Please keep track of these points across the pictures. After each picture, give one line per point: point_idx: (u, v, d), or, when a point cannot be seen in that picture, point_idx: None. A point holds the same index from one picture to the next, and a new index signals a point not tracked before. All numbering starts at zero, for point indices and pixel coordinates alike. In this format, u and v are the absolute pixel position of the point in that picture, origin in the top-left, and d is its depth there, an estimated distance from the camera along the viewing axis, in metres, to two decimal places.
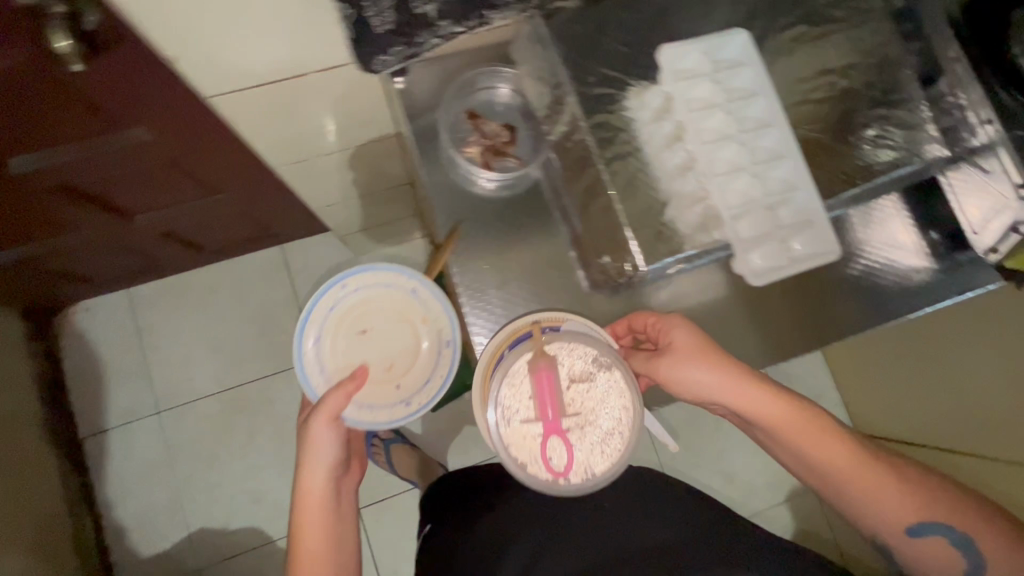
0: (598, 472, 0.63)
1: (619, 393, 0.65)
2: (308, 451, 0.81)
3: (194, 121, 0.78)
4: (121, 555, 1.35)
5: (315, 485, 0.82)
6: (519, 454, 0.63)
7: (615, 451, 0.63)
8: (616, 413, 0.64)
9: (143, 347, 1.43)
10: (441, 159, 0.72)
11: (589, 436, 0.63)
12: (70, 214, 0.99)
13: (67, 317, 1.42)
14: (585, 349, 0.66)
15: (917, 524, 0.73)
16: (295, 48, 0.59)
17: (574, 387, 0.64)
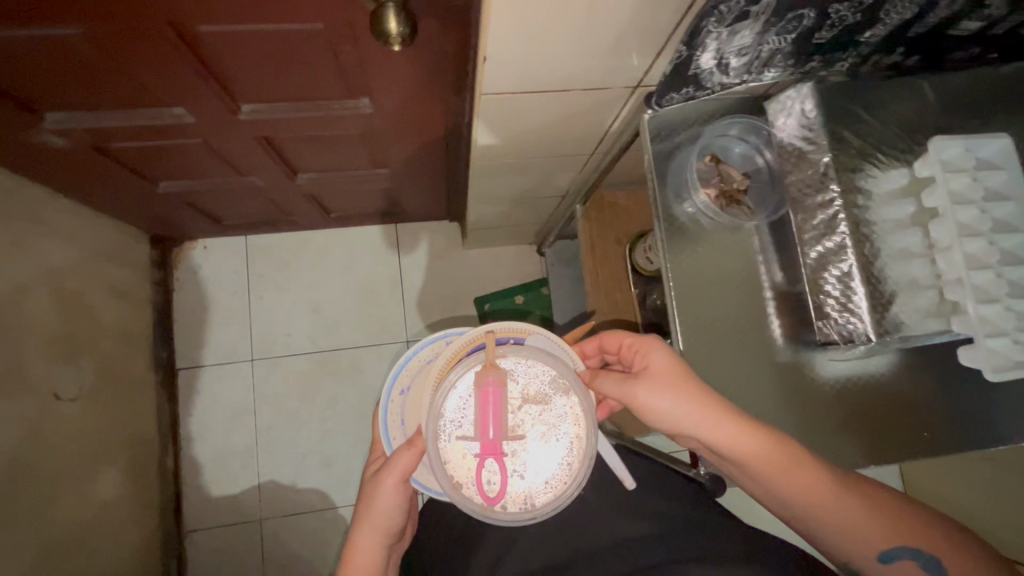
0: (541, 498, 0.61)
1: (571, 420, 0.62)
2: (367, 511, 0.67)
3: (419, 95, 0.84)
4: (192, 490, 1.38)
5: (366, 555, 0.67)
6: (454, 473, 0.60)
7: (560, 479, 0.62)
8: (566, 441, 0.62)
9: (249, 294, 1.47)
10: (671, 186, 0.72)
11: (533, 461, 0.61)
12: (251, 162, 1.04)
13: (185, 252, 1.46)
14: (541, 371, 0.63)
15: (892, 551, 0.62)
16: (586, 66, 0.62)
17: (522, 410, 0.62)
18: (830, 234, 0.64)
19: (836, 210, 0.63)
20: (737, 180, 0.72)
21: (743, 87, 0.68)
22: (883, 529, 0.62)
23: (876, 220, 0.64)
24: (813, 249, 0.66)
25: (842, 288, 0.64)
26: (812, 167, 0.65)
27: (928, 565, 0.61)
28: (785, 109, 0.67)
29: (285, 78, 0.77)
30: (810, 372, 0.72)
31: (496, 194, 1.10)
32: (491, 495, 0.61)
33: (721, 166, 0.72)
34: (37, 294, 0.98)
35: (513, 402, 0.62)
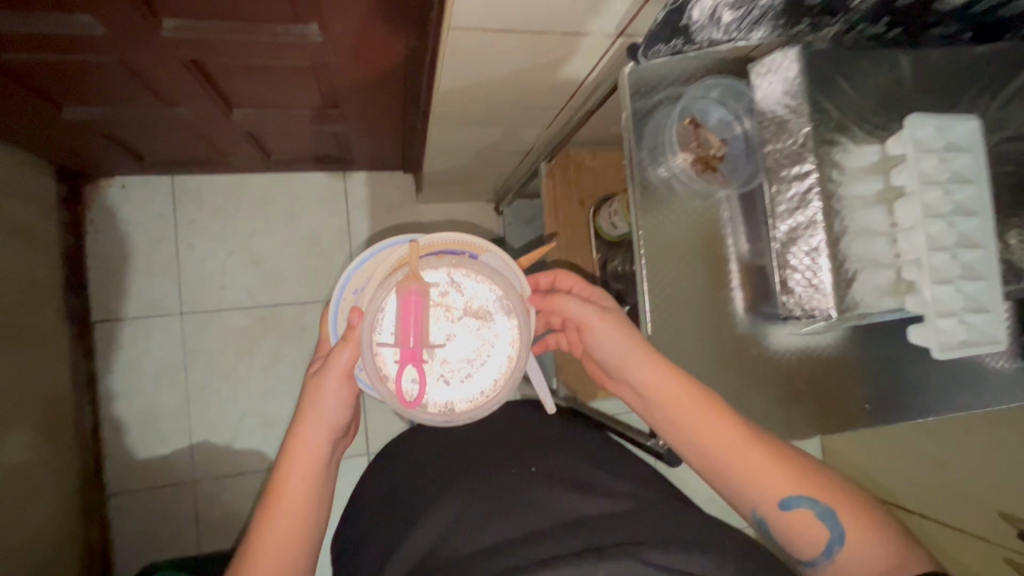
0: (460, 410, 0.59)
1: (509, 341, 0.60)
2: (311, 401, 0.63)
3: (377, 25, 0.74)
4: (115, 450, 1.28)
5: (308, 449, 0.64)
6: (374, 368, 0.57)
7: (482, 395, 0.59)
8: (499, 361, 0.60)
9: (177, 242, 1.33)
10: (650, 144, 0.68)
11: (459, 371, 0.59)
12: (175, 90, 0.90)
13: (99, 189, 1.30)
14: (487, 286, 0.60)
15: (792, 497, 0.63)
16: (569, 6, 0.57)
17: (459, 321, 0.59)
18: (803, 208, 0.64)
19: (811, 183, 0.62)
20: (715, 145, 0.69)
21: (731, 46, 0.64)
22: (790, 478, 0.63)
23: (847, 195, 0.63)
24: (784, 223, 0.65)
25: (808, 263, 0.64)
26: (792, 135, 0.63)
27: (824, 515, 0.62)
28: (766, 72, 0.64)
29: None
30: (763, 343, 0.73)
31: (458, 145, 1.03)
32: (408, 398, 0.57)
33: (700, 129, 0.69)
34: None
35: (451, 311, 0.59)
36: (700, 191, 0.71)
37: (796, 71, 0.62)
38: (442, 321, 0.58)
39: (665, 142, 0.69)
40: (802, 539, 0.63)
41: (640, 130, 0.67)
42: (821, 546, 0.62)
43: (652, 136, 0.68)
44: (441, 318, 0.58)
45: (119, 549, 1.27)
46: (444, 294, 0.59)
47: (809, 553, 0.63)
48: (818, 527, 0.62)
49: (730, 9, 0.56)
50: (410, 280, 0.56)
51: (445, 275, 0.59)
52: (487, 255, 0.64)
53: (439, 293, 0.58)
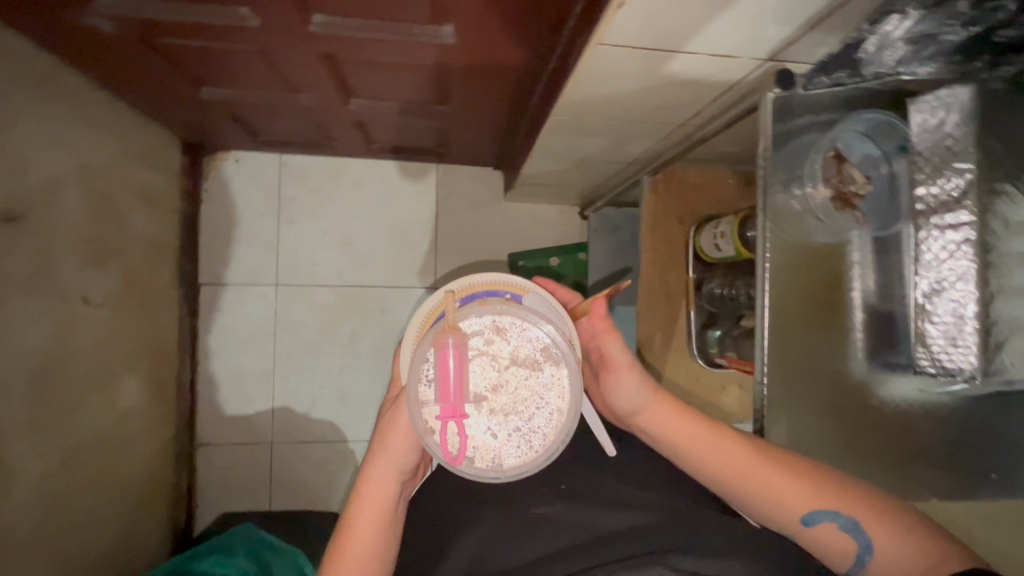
0: (508, 463, 0.58)
1: (558, 392, 0.58)
2: (381, 442, 0.65)
3: (512, 30, 0.75)
4: (206, 404, 1.38)
5: (379, 489, 0.65)
6: (419, 420, 0.57)
7: (532, 449, 0.58)
8: (549, 413, 0.58)
9: (279, 218, 1.41)
10: (787, 170, 0.65)
11: (506, 425, 0.58)
12: (305, 79, 0.95)
13: (216, 162, 1.39)
14: (534, 335, 0.58)
15: (812, 512, 0.60)
16: (729, 32, 0.55)
17: (504, 372, 0.58)
18: (953, 260, 0.59)
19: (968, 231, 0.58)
20: (858, 182, 0.65)
21: (890, 78, 0.60)
22: (806, 494, 0.61)
23: (1007, 249, 0.58)
24: (928, 273, 0.60)
25: (953, 319, 0.59)
26: (955, 175, 0.58)
27: (849, 527, 0.60)
28: (936, 101, 0.59)
29: None
30: (881, 396, 0.68)
31: (564, 150, 1.02)
32: (453, 452, 0.57)
33: (842, 164, 0.65)
34: (70, 189, 0.93)
35: (496, 361, 0.57)
36: (833, 227, 0.67)
37: (968, 106, 0.57)
38: (488, 371, 0.57)
39: (801, 170, 0.65)
40: (830, 552, 0.61)
41: (780, 153, 0.64)
42: (849, 554, 0.60)
43: (789, 160, 0.65)
44: (487, 370, 0.57)
45: (201, 496, 1.38)
46: (488, 343, 0.58)
47: (839, 563, 0.61)
48: (840, 538, 0.60)
49: (905, 23, 0.52)
50: (450, 332, 0.55)
51: (489, 323, 0.58)
52: (530, 297, 0.63)
53: (482, 343, 0.57)
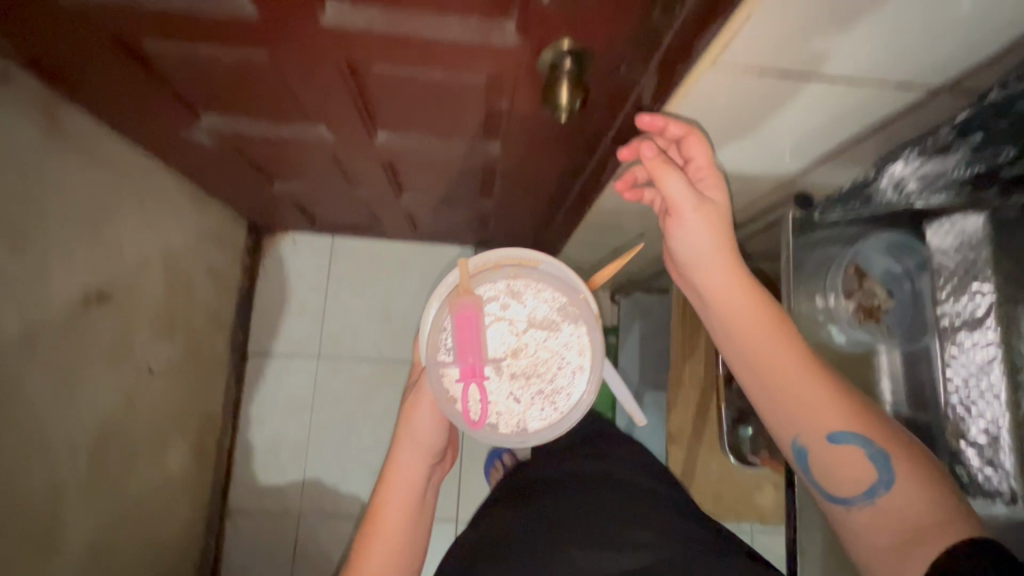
0: (532, 426, 0.59)
1: (579, 348, 0.59)
2: (406, 422, 0.66)
3: (551, 147, 0.84)
4: (242, 473, 1.42)
5: (406, 474, 0.66)
6: (442, 390, 0.59)
7: (554, 411, 0.59)
8: (569, 372, 0.59)
9: (327, 293, 1.51)
10: (810, 284, 0.68)
11: (529, 388, 0.59)
12: (366, 178, 1.07)
13: (276, 241, 1.52)
14: (548, 294, 0.60)
15: (841, 431, 0.55)
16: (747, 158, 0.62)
17: (523, 335, 0.59)
18: (981, 378, 0.61)
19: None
20: (880, 295, 0.68)
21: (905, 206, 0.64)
22: (845, 414, 0.56)
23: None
24: (958, 390, 0.63)
25: (988, 441, 0.60)
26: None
27: (875, 458, 0.55)
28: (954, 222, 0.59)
29: (426, 116, 0.79)
30: None
31: (598, 241, 1.09)
32: (475, 418, 0.59)
33: (864, 279, 0.68)
34: (152, 270, 1.04)
35: (512, 326, 0.59)
36: (857, 339, 0.68)
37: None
38: (504, 337, 0.59)
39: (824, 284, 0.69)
40: (840, 479, 0.56)
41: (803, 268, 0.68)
42: (863, 488, 0.55)
43: (812, 276, 0.68)
44: (505, 335, 0.59)
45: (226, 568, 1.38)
46: (504, 308, 0.59)
47: (845, 491, 0.56)
48: (861, 466, 0.55)
49: (910, 167, 0.56)
50: (464, 296, 0.58)
51: (502, 287, 0.60)
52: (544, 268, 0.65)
53: (498, 307, 0.59)
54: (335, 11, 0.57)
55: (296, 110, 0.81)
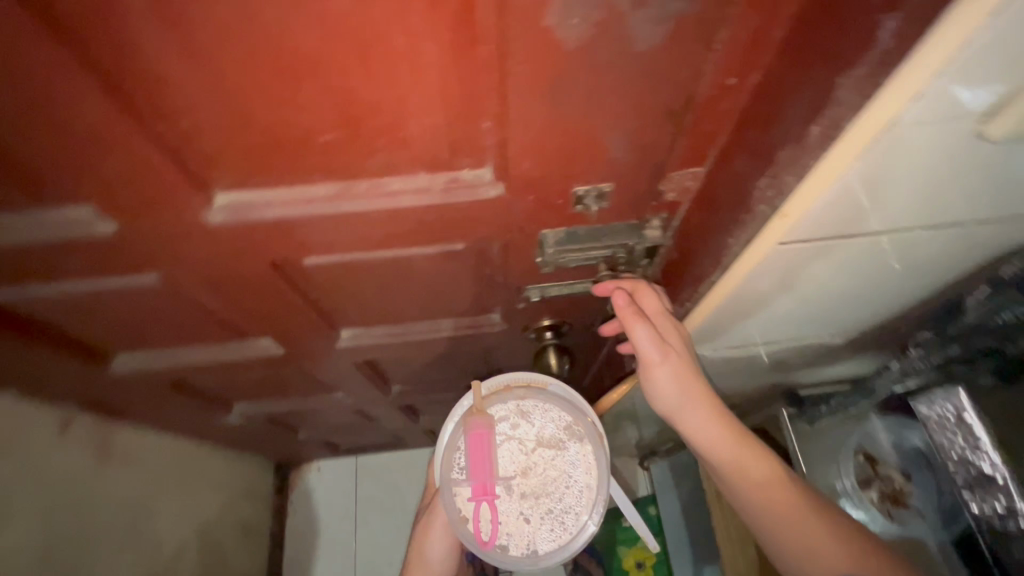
0: (542, 552, 0.50)
1: (587, 468, 0.52)
2: (418, 550, 0.61)
3: None
4: None
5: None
6: (450, 509, 0.51)
7: (568, 534, 0.50)
8: (579, 491, 0.51)
9: (357, 520, 1.48)
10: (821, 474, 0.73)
11: (538, 508, 0.51)
12: (386, 418, 1.13)
13: (304, 473, 1.53)
14: (558, 413, 0.53)
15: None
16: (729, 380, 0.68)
17: (532, 454, 0.52)
18: None
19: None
20: (898, 479, 0.68)
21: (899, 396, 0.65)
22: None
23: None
24: None
25: None
26: (1006, 499, 0.47)
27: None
28: (939, 410, 0.50)
29: (433, 373, 0.87)
30: None
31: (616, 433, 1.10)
32: (484, 539, 0.50)
33: (876, 465, 0.69)
34: (186, 554, 1.04)
35: (522, 444, 0.52)
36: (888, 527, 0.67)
37: (978, 422, 0.48)
38: (516, 455, 0.52)
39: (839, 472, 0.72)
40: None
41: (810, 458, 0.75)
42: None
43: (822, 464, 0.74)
44: (513, 453, 0.52)
45: None
46: (514, 427, 0.53)
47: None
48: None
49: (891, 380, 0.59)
50: (477, 415, 0.51)
51: (513, 406, 0.53)
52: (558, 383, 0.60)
53: (508, 427, 0.53)
54: (347, 336, 0.67)
55: (318, 391, 0.88)
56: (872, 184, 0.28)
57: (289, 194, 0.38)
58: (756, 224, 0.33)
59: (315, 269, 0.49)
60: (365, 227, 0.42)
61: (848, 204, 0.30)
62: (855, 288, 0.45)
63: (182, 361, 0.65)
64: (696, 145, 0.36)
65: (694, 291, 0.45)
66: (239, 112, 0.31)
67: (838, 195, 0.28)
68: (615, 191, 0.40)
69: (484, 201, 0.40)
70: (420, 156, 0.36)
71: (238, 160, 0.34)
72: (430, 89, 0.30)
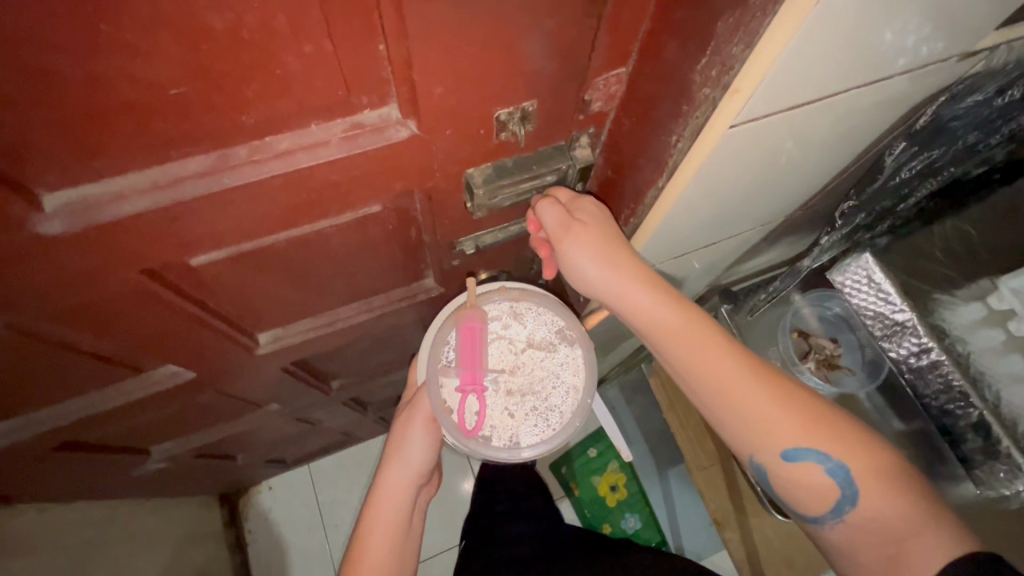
0: (524, 446, 0.50)
1: (575, 370, 0.51)
2: (398, 440, 0.59)
3: None
4: None
5: (392, 495, 0.58)
6: (434, 398, 0.50)
7: (551, 433, 0.50)
8: (566, 392, 0.51)
9: (325, 526, 1.37)
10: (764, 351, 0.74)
11: (523, 405, 0.50)
12: (330, 417, 1.05)
13: (250, 498, 1.39)
14: (550, 317, 0.52)
15: (798, 447, 0.43)
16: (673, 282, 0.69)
17: (522, 354, 0.51)
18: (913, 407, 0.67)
19: (962, 388, 0.50)
20: (829, 346, 0.73)
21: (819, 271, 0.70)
22: (804, 420, 0.44)
23: (998, 370, 0.51)
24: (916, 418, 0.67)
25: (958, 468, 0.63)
26: (915, 339, 0.52)
27: (837, 473, 0.43)
28: (853, 274, 0.54)
29: (374, 355, 0.79)
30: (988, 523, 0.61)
31: None
32: (467, 428, 0.49)
33: (810, 337, 0.74)
34: None
35: (513, 344, 0.51)
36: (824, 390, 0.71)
37: (886, 280, 0.53)
38: (506, 353, 0.51)
39: (783, 347, 0.73)
40: (803, 498, 0.44)
41: (751, 343, 0.74)
42: (827, 505, 0.44)
43: (766, 345, 0.75)
44: (504, 351, 0.51)
45: None
46: (507, 327, 0.51)
47: (810, 507, 0.44)
48: (823, 483, 0.43)
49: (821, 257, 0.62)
50: (471, 308, 0.50)
51: (506, 307, 0.52)
52: (536, 303, 0.53)
53: (500, 326, 0.51)
54: (265, 339, 0.58)
55: (245, 408, 0.78)
56: (820, 40, 0.28)
57: (145, 179, 0.30)
58: (702, 110, 0.33)
59: (207, 268, 0.41)
60: (257, 206, 0.34)
61: (800, 62, 0.29)
62: (783, 178, 0.47)
63: (65, 419, 0.54)
64: (619, 40, 0.32)
65: (635, 209, 0.44)
66: (39, 67, 0.22)
67: (789, 59, 0.28)
68: (539, 110, 0.36)
69: (396, 146, 0.34)
70: (308, 99, 0.29)
71: (66, 141, 0.26)
72: (300, 1, 0.24)
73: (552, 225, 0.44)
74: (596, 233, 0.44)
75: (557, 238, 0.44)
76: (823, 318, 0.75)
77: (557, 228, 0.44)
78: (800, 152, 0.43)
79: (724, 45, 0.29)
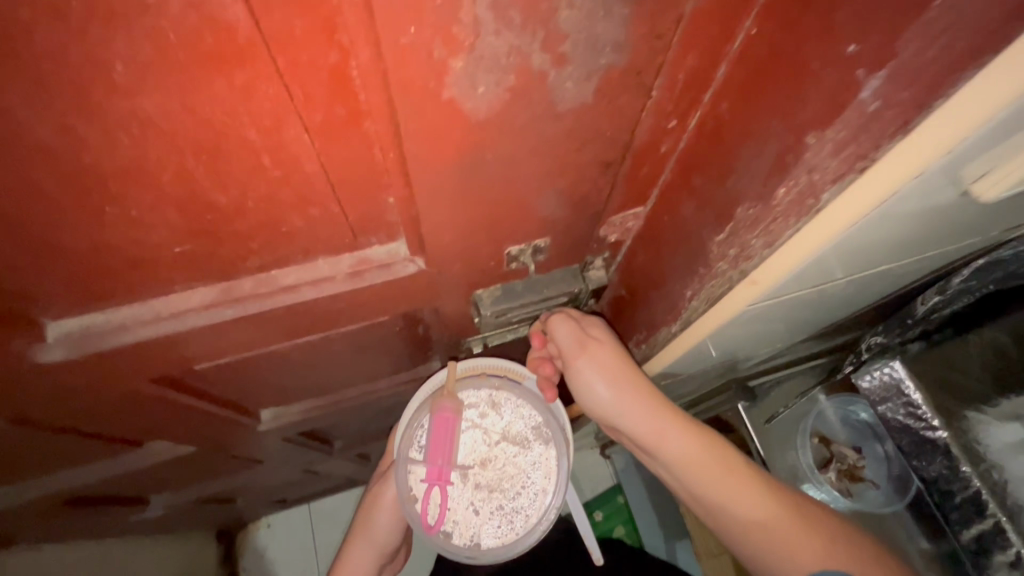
0: (484, 547, 0.48)
1: (547, 472, 0.48)
2: (364, 518, 0.58)
3: None
4: None
5: (354, 572, 0.57)
6: (400, 485, 0.48)
7: (513, 535, 0.48)
8: (534, 493, 0.48)
9: (320, 570, 1.35)
10: (781, 451, 0.71)
11: (489, 502, 0.48)
12: (332, 469, 1.03)
13: (249, 534, 1.38)
14: (528, 410, 0.49)
15: (822, 574, 0.40)
16: (688, 380, 0.67)
17: (495, 448, 0.48)
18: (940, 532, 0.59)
19: (998, 524, 0.37)
20: (852, 455, 0.70)
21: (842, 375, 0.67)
22: (827, 547, 0.40)
23: None
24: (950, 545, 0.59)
25: None
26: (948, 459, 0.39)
27: None
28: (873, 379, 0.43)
29: (380, 419, 0.78)
30: None
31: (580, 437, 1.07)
32: (429, 521, 0.48)
33: (831, 444, 0.70)
34: None
35: (487, 436, 0.48)
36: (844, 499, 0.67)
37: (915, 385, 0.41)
38: (478, 446, 0.48)
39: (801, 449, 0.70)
40: None
41: (768, 444, 0.71)
42: None
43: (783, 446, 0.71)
44: (475, 443, 0.48)
45: None
46: (482, 416, 0.49)
47: None
48: None
49: None
50: (448, 397, 0.46)
51: (485, 395, 0.49)
52: (516, 392, 0.49)
53: (475, 415, 0.48)
54: (267, 417, 0.58)
55: (245, 465, 0.77)
56: (843, 253, 0.27)
57: (147, 312, 0.30)
58: (720, 283, 0.33)
59: (209, 370, 0.40)
60: (261, 328, 0.34)
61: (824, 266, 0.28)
62: (811, 308, 0.45)
63: (64, 484, 0.54)
64: (635, 192, 0.32)
65: (648, 336, 0.45)
66: (42, 239, 0.22)
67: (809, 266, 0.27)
68: (552, 244, 0.35)
69: (403, 279, 0.33)
70: (313, 243, 0.29)
71: (68, 287, 0.26)
72: (309, 177, 0.23)
73: (568, 342, 0.42)
74: (606, 353, 0.42)
75: (571, 360, 0.42)
76: (848, 422, 0.71)
77: (573, 346, 0.42)
78: (828, 299, 0.41)
79: (744, 228, 0.28)
